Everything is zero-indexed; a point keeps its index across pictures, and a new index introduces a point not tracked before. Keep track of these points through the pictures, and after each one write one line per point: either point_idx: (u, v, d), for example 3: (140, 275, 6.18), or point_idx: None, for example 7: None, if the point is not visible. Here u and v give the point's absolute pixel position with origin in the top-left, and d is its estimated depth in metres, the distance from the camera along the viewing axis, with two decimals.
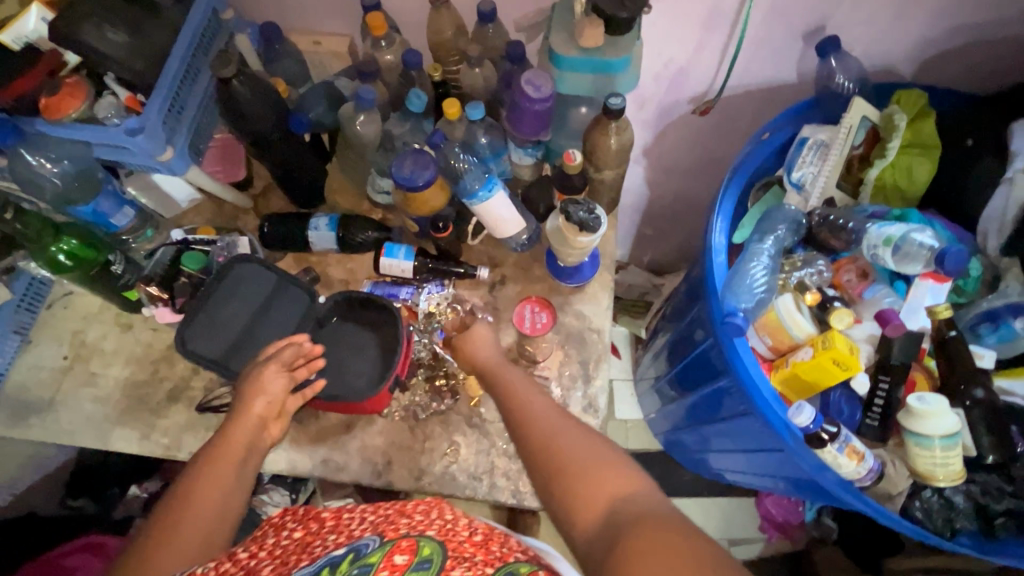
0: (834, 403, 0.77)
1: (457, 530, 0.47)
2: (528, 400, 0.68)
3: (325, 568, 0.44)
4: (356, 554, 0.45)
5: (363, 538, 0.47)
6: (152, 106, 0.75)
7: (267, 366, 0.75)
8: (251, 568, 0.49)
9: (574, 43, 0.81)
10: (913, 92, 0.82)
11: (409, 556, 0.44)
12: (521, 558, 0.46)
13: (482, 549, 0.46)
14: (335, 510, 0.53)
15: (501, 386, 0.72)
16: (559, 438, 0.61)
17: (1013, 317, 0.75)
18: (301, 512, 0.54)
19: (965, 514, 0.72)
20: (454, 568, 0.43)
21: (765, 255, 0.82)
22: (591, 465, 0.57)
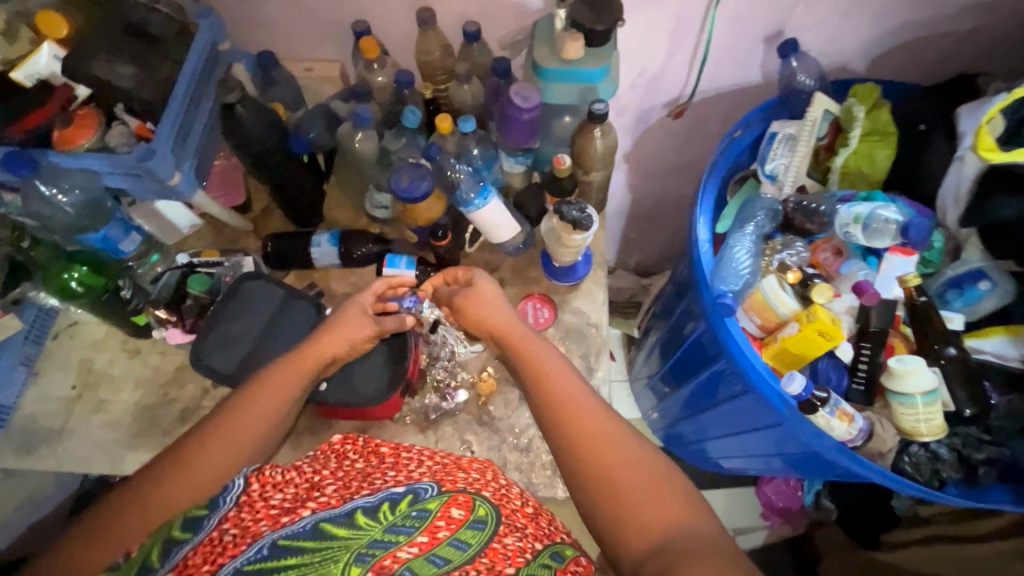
0: (822, 371, 0.83)
1: (510, 499, 0.55)
2: (558, 385, 0.69)
3: (385, 500, 0.50)
4: (414, 496, 0.51)
5: (421, 483, 0.53)
6: (162, 132, 0.79)
7: (352, 307, 0.79)
8: (316, 482, 0.53)
9: (555, 56, 0.87)
10: (868, 87, 0.91)
11: (466, 511, 0.51)
12: (564, 540, 0.54)
13: (531, 522, 0.54)
14: (392, 448, 0.59)
15: (529, 366, 0.72)
16: (606, 444, 0.63)
17: (975, 282, 0.82)
18: (360, 444, 0.61)
19: (949, 464, 0.78)
20: (507, 534, 0.50)
21: (748, 239, 0.88)
22: (642, 485, 0.60)
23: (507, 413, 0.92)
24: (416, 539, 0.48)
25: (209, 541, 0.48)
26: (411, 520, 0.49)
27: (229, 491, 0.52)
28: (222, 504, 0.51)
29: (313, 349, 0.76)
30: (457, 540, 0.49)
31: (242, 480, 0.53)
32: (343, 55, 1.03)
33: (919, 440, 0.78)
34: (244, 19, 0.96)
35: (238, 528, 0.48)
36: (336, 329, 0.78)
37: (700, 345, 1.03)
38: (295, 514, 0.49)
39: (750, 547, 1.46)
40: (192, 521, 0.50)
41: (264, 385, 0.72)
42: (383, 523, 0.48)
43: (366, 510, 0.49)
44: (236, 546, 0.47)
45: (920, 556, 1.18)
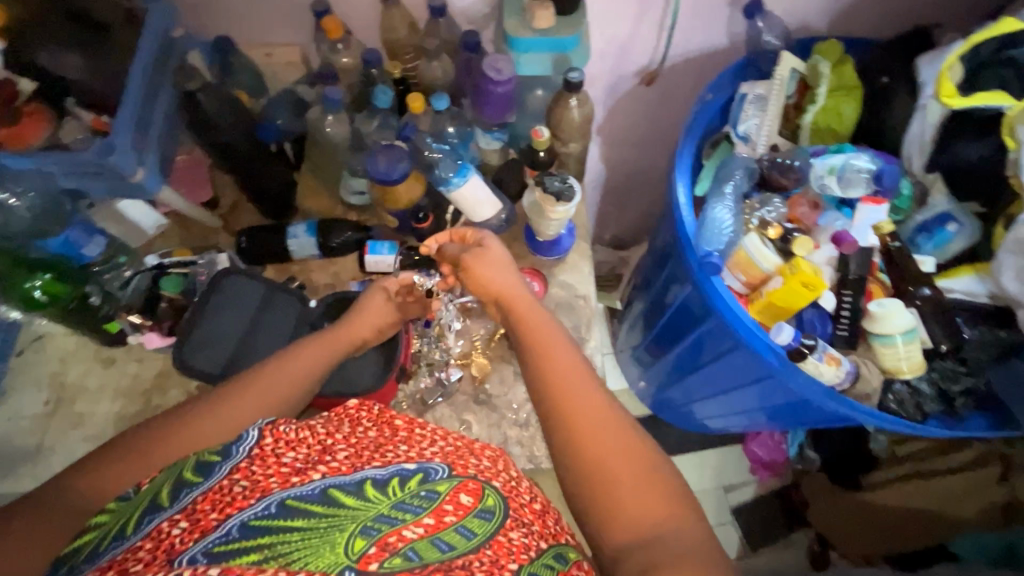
0: (808, 320, 0.86)
1: (519, 493, 0.54)
2: (559, 359, 0.65)
3: (395, 475, 0.50)
4: (424, 475, 0.50)
5: (432, 463, 0.52)
6: (121, 125, 0.75)
7: (376, 294, 0.82)
8: (327, 446, 0.52)
9: (526, 26, 0.86)
10: (831, 43, 0.92)
11: (473, 499, 0.50)
12: (568, 542, 0.52)
13: (537, 520, 0.52)
14: (407, 422, 0.58)
15: (529, 336, 0.69)
16: (603, 428, 0.59)
17: (943, 224, 0.85)
18: (375, 413, 0.59)
19: (930, 397, 0.83)
20: (513, 528, 0.49)
21: (729, 199, 0.90)
22: (633, 476, 0.57)
23: (504, 390, 0.92)
24: (422, 520, 0.47)
25: (218, 489, 0.47)
26: (419, 500, 0.48)
27: (243, 442, 0.51)
28: (235, 453, 0.50)
29: (347, 329, 0.79)
30: (463, 528, 0.47)
31: (257, 433, 0.52)
32: (303, 38, 0.99)
33: (901, 378, 0.83)
34: (194, 4, 0.91)
35: (248, 481, 0.47)
36: (367, 310, 0.82)
37: (684, 309, 1.05)
38: (306, 476, 0.48)
39: (742, 502, 1.51)
40: (204, 466, 0.49)
41: (298, 354, 0.74)
42: (391, 498, 0.48)
43: (375, 483, 0.49)
44: (245, 499, 0.46)
45: (910, 493, 1.24)
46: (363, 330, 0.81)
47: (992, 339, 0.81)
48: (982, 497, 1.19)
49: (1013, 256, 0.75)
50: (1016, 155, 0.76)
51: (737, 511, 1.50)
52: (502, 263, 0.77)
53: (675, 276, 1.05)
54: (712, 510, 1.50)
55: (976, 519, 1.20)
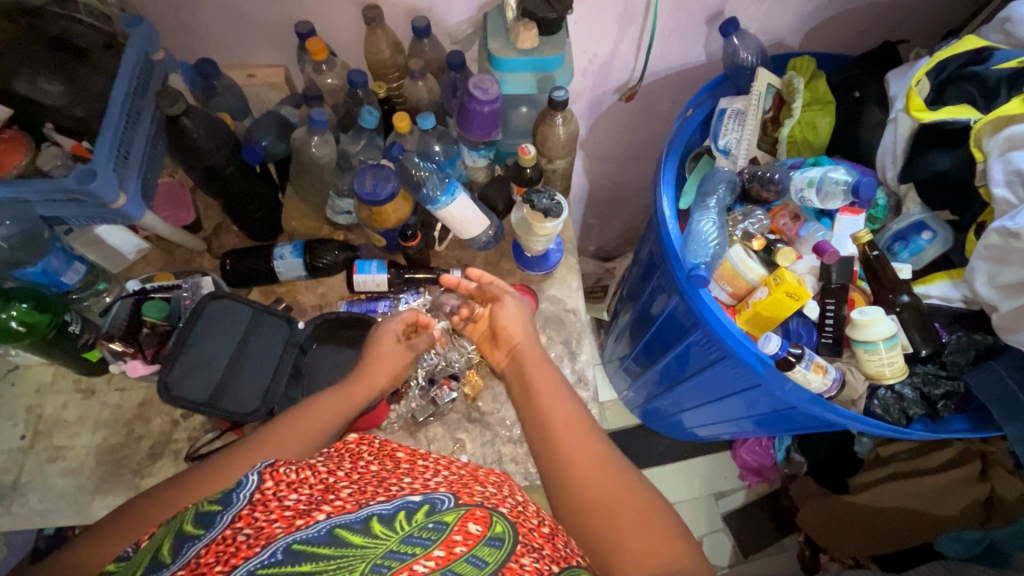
0: (794, 330, 0.90)
1: (528, 517, 0.52)
2: (555, 407, 0.67)
3: (401, 509, 0.48)
4: (432, 506, 0.49)
5: (438, 493, 0.50)
6: (100, 152, 0.73)
7: (390, 329, 0.81)
8: (332, 484, 0.51)
9: (510, 47, 0.87)
10: (804, 60, 0.96)
11: (483, 527, 0.48)
12: (580, 564, 0.51)
13: (548, 543, 0.51)
14: (409, 454, 0.58)
15: (529, 383, 0.71)
16: (604, 471, 0.61)
17: (918, 233, 0.89)
18: (375, 446, 0.59)
19: (914, 402, 0.84)
20: (524, 553, 0.47)
21: (713, 213, 0.91)
22: (638, 513, 0.58)
23: (496, 407, 0.92)
24: (432, 553, 0.45)
25: (221, 539, 0.46)
26: (428, 533, 0.46)
27: (243, 487, 0.50)
28: (236, 501, 0.49)
29: (363, 380, 0.77)
30: (474, 557, 0.45)
31: (257, 477, 0.51)
32: (286, 59, 0.99)
33: (885, 382, 0.85)
34: (174, 26, 0.90)
35: (251, 528, 0.46)
36: (379, 359, 0.79)
37: (671, 321, 1.05)
38: (310, 518, 0.46)
39: (733, 509, 1.52)
40: (205, 516, 0.48)
41: (310, 413, 0.72)
42: (399, 533, 0.46)
43: (381, 519, 0.47)
44: (250, 547, 0.44)
45: (896, 493, 1.26)
46: (381, 377, 0.78)
47: (968, 343, 0.84)
48: (963, 495, 1.20)
49: (985, 262, 0.77)
50: (983, 165, 0.80)
51: (729, 519, 1.51)
52: (523, 317, 0.79)
53: (663, 287, 1.06)
54: (704, 519, 1.51)
55: (957, 516, 1.21)
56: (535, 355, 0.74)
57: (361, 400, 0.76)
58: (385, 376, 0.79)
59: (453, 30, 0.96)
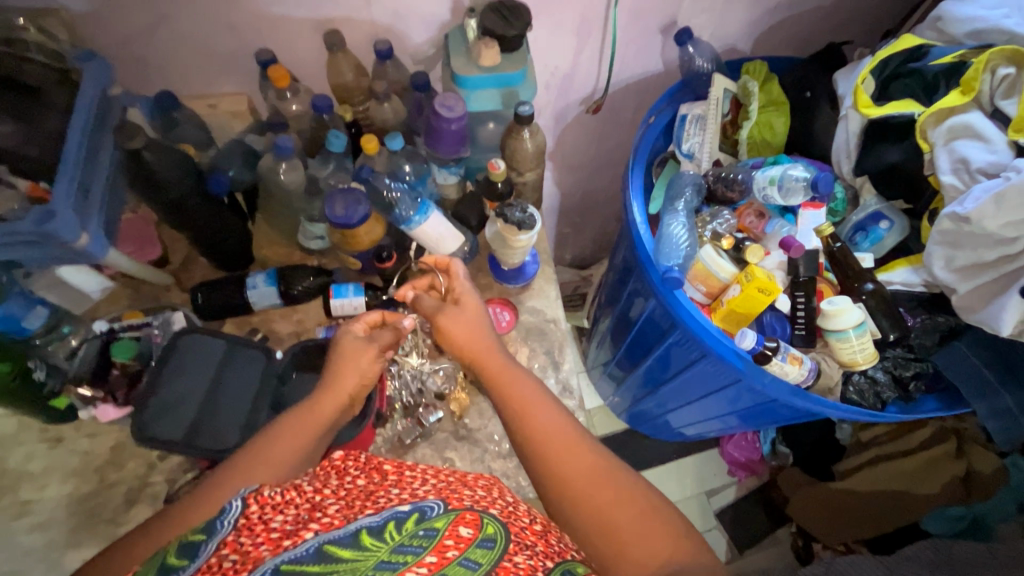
0: (767, 324, 0.91)
1: (518, 517, 0.53)
2: (540, 418, 0.67)
3: (390, 520, 0.48)
4: (421, 513, 0.49)
5: (426, 500, 0.51)
6: (59, 190, 0.71)
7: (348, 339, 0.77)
8: (319, 502, 0.51)
9: (473, 65, 0.88)
10: (757, 63, 1.00)
11: (473, 530, 0.48)
12: (574, 557, 0.52)
13: (541, 540, 0.52)
14: (395, 466, 0.58)
15: (508, 398, 0.70)
16: (598, 482, 0.62)
17: (876, 223, 0.92)
18: (361, 461, 0.59)
19: (886, 385, 0.87)
20: (517, 551, 0.48)
21: (681, 216, 0.94)
22: (637, 521, 0.59)
23: (483, 422, 0.92)
24: (425, 559, 0.45)
25: (206, 568, 0.44)
26: (419, 540, 0.46)
27: (226, 514, 0.48)
28: (220, 528, 0.47)
29: (327, 394, 0.73)
30: (467, 560, 0.46)
31: (241, 502, 0.49)
32: (248, 87, 0.98)
33: (858, 369, 0.87)
34: (129, 60, 0.89)
35: (238, 554, 0.45)
36: (343, 368, 0.75)
37: (650, 324, 1.07)
38: (298, 538, 0.46)
39: (724, 505, 1.54)
40: (188, 547, 0.46)
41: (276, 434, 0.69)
42: (390, 543, 0.46)
43: (371, 531, 0.46)
44: (236, 573, 0.43)
45: (880, 476, 1.31)
46: (350, 388, 0.74)
47: (932, 326, 0.88)
48: (941, 473, 1.26)
49: (940, 247, 0.80)
50: (930, 155, 0.83)
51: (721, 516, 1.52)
52: (479, 324, 0.78)
53: (639, 291, 1.08)
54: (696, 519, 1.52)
55: (938, 494, 1.25)
56: (511, 366, 0.73)
57: (327, 414, 0.72)
58: (353, 384, 0.75)
59: (416, 51, 0.96)
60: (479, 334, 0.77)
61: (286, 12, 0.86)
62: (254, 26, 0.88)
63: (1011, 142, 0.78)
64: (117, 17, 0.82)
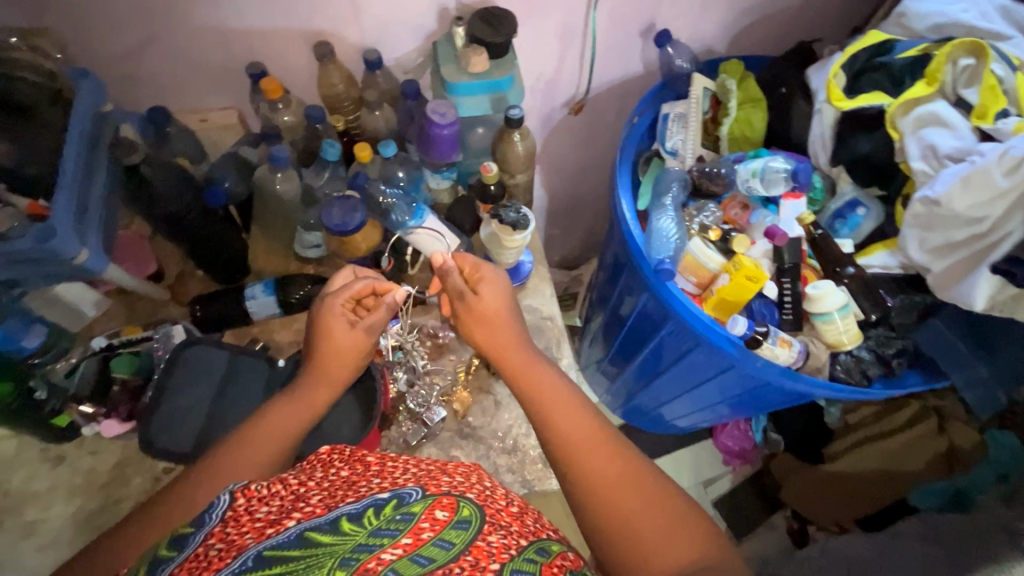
0: (757, 311, 0.94)
1: (495, 499, 0.54)
2: (565, 416, 0.68)
3: (369, 506, 0.49)
4: (399, 500, 0.50)
5: (405, 487, 0.51)
6: (58, 209, 0.71)
7: (330, 309, 0.76)
8: (302, 494, 0.53)
9: (462, 72, 0.91)
10: (733, 62, 1.05)
11: (450, 512, 0.49)
12: (550, 536, 0.53)
13: (517, 520, 0.52)
14: (378, 458, 0.59)
15: (533, 393, 0.71)
16: (622, 483, 0.62)
17: (853, 210, 0.97)
18: (346, 454, 0.60)
19: (871, 363, 0.92)
20: (491, 531, 0.49)
21: (669, 210, 0.98)
22: (660, 523, 0.59)
23: (486, 420, 0.93)
24: (400, 541, 0.46)
25: (193, 557, 0.47)
26: (395, 524, 0.47)
27: (215, 507, 0.51)
28: (208, 520, 0.50)
29: (320, 381, 0.74)
30: (441, 540, 0.47)
31: (228, 496, 0.52)
32: (238, 101, 0.99)
33: (844, 349, 0.92)
34: (120, 77, 0.90)
35: (223, 543, 0.48)
36: (332, 348, 0.75)
37: (642, 319, 1.10)
38: (281, 525, 0.47)
39: (720, 493, 1.57)
40: (179, 538, 0.49)
41: (266, 422, 0.70)
42: (367, 528, 0.47)
43: (350, 517, 0.48)
44: (221, 560, 0.46)
45: (870, 455, 1.35)
46: (340, 374, 0.75)
47: (910, 304, 0.91)
48: (925, 450, 1.32)
49: (914, 230, 0.84)
50: (900, 144, 0.88)
51: (718, 504, 1.55)
52: (507, 304, 0.80)
53: (629, 287, 1.11)
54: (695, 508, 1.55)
55: (923, 470, 1.33)
56: (531, 360, 0.74)
57: (322, 403, 0.74)
58: (345, 369, 0.76)
59: (404, 60, 0.99)
60: (500, 324, 0.78)
61: (275, 26, 0.88)
62: (243, 41, 0.89)
63: (975, 129, 0.83)
64: (107, 35, 0.83)
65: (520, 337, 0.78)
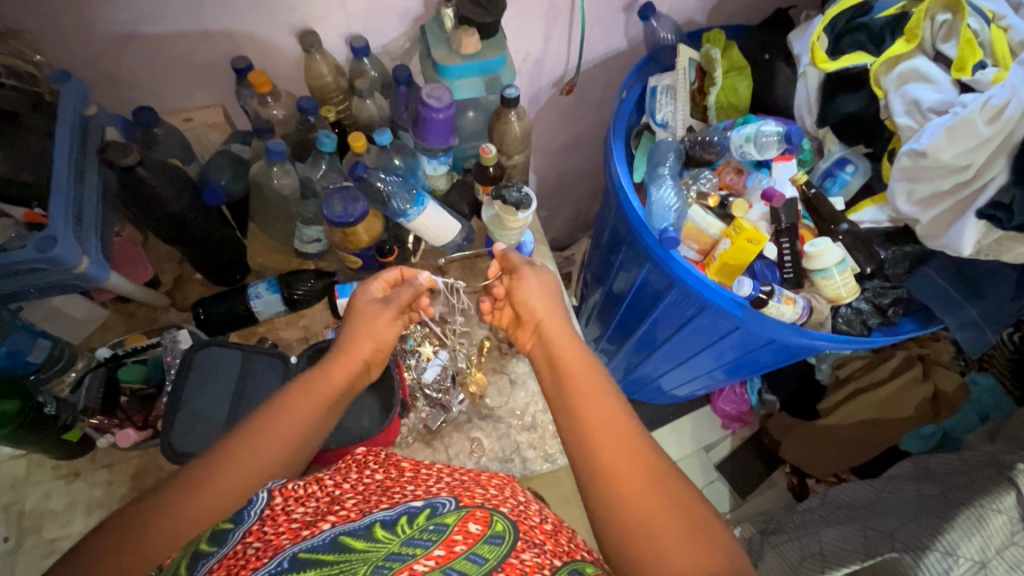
0: (759, 271, 0.98)
1: (528, 516, 0.57)
2: (594, 401, 0.68)
3: (403, 514, 0.52)
4: (433, 508, 0.53)
5: (438, 497, 0.55)
6: (58, 216, 0.69)
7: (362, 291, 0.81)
8: (337, 496, 0.57)
9: (455, 55, 0.91)
10: (715, 32, 1.06)
11: (483, 526, 0.52)
12: (584, 558, 0.54)
13: (549, 539, 0.54)
14: (411, 464, 0.64)
15: (568, 373, 0.72)
16: (635, 477, 0.61)
17: (842, 168, 1.00)
18: (380, 457, 0.66)
19: (870, 312, 0.96)
20: (525, 549, 0.51)
21: (668, 179, 1.00)
22: (666, 521, 0.58)
23: (503, 400, 0.95)
24: (433, 552, 0.49)
25: (232, 554, 0.51)
26: (429, 534, 0.50)
27: (253, 506, 0.56)
28: (247, 518, 0.55)
29: (341, 355, 0.74)
30: (474, 554, 0.49)
31: (266, 494, 0.57)
32: (223, 98, 0.97)
33: (843, 302, 0.95)
34: (100, 79, 0.87)
35: (260, 542, 0.52)
36: (359, 321, 0.78)
37: (642, 293, 1.12)
38: (316, 529, 0.51)
39: (723, 456, 1.63)
40: (219, 534, 0.55)
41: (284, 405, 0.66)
42: (401, 536, 0.50)
43: (384, 524, 0.51)
44: (258, 559, 0.49)
45: (860, 409, 1.39)
46: (364, 350, 0.76)
47: (902, 255, 0.96)
48: (913, 396, 1.37)
49: (902, 182, 0.88)
50: (884, 101, 0.92)
51: (722, 466, 1.61)
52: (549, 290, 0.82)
53: (626, 263, 1.12)
54: (700, 472, 1.60)
55: (913, 415, 1.37)
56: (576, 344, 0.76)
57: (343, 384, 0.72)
58: (365, 349, 0.77)
59: (391, 46, 0.97)
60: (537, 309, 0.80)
61: (260, 19, 0.86)
62: (227, 35, 0.87)
63: (955, 82, 0.86)
64: (85, 36, 0.80)
65: (565, 327, 0.79)
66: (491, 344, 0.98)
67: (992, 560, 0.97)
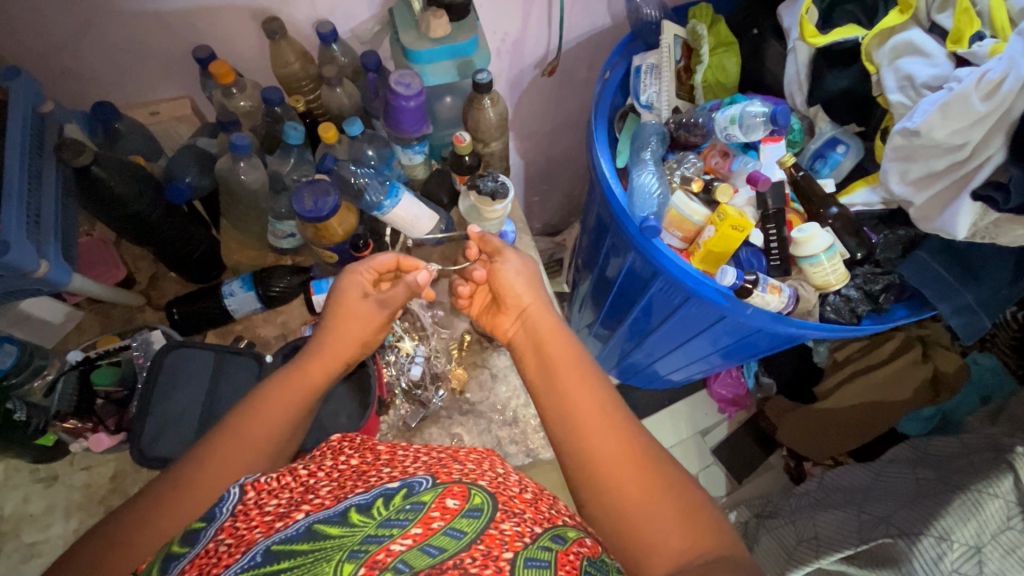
0: (744, 259, 0.96)
1: (507, 486, 0.54)
2: (577, 383, 0.66)
3: (378, 496, 0.49)
4: (410, 489, 0.50)
5: (415, 476, 0.52)
6: (8, 222, 0.67)
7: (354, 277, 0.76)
8: (312, 484, 0.53)
9: (423, 38, 0.86)
10: (703, 7, 1.02)
11: (461, 501, 0.49)
12: (565, 522, 0.53)
13: (530, 507, 0.52)
14: (388, 447, 0.59)
15: (552, 355, 0.69)
16: (618, 459, 0.59)
17: (833, 149, 0.96)
18: (357, 442, 0.61)
19: (859, 299, 0.93)
20: (504, 519, 0.49)
21: (650, 164, 0.96)
22: (654, 504, 0.56)
23: (485, 395, 0.94)
24: (410, 531, 0.47)
25: (204, 553, 0.47)
26: (405, 513, 0.48)
27: (225, 502, 0.52)
28: (219, 515, 0.50)
29: (313, 357, 0.71)
30: (453, 529, 0.47)
31: (239, 489, 0.53)
32: (190, 90, 0.94)
33: (832, 289, 0.92)
34: (58, 73, 0.84)
35: (232, 538, 0.48)
36: (344, 316, 0.73)
37: (630, 279, 1.09)
38: (289, 519, 0.48)
39: (719, 441, 1.61)
40: (190, 534, 0.49)
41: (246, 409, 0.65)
42: (377, 518, 0.47)
43: (359, 508, 0.48)
44: (230, 556, 0.46)
45: (856, 391, 1.38)
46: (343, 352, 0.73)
47: (895, 239, 0.94)
48: (913, 377, 1.36)
49: (894, 163, 0.84)
50: (876, 77, 0.87)
51: (718, 452, 1.59)
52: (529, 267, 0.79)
53: (614, 249, 1.09)
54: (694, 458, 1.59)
55: (912, 398, 1.35)
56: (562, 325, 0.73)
57: (318, 377, 0.70)
58: (342, 348, 0.73)
59: (361, 31, 0.93)
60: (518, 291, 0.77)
61: (219, 5, 0.82)
62: (187, 24, 0.83)
63: (951, 55, 0.82)
64: (37, 28, 0.77)
65: (548, 308, 0.76)
66: (471, 338, 0.96)
67: (986, 545, 0.96)
